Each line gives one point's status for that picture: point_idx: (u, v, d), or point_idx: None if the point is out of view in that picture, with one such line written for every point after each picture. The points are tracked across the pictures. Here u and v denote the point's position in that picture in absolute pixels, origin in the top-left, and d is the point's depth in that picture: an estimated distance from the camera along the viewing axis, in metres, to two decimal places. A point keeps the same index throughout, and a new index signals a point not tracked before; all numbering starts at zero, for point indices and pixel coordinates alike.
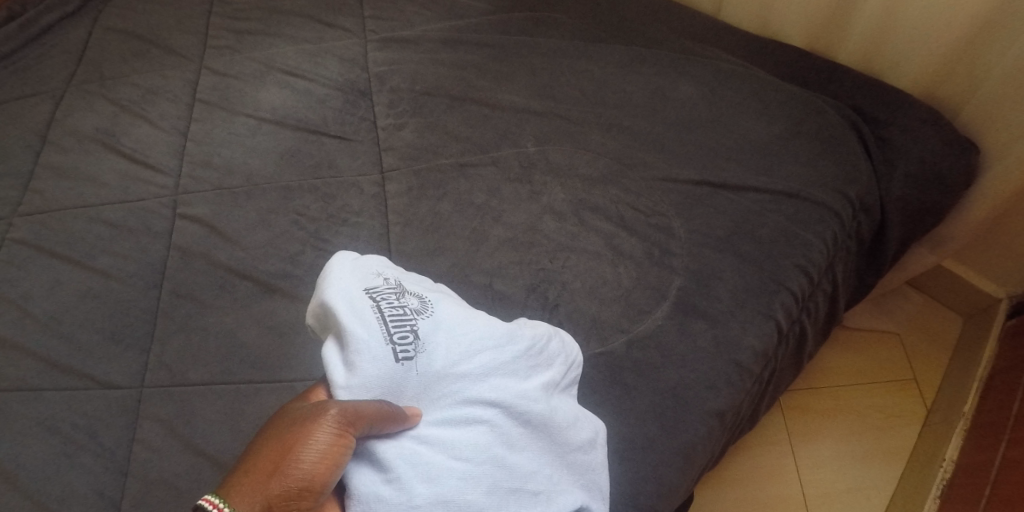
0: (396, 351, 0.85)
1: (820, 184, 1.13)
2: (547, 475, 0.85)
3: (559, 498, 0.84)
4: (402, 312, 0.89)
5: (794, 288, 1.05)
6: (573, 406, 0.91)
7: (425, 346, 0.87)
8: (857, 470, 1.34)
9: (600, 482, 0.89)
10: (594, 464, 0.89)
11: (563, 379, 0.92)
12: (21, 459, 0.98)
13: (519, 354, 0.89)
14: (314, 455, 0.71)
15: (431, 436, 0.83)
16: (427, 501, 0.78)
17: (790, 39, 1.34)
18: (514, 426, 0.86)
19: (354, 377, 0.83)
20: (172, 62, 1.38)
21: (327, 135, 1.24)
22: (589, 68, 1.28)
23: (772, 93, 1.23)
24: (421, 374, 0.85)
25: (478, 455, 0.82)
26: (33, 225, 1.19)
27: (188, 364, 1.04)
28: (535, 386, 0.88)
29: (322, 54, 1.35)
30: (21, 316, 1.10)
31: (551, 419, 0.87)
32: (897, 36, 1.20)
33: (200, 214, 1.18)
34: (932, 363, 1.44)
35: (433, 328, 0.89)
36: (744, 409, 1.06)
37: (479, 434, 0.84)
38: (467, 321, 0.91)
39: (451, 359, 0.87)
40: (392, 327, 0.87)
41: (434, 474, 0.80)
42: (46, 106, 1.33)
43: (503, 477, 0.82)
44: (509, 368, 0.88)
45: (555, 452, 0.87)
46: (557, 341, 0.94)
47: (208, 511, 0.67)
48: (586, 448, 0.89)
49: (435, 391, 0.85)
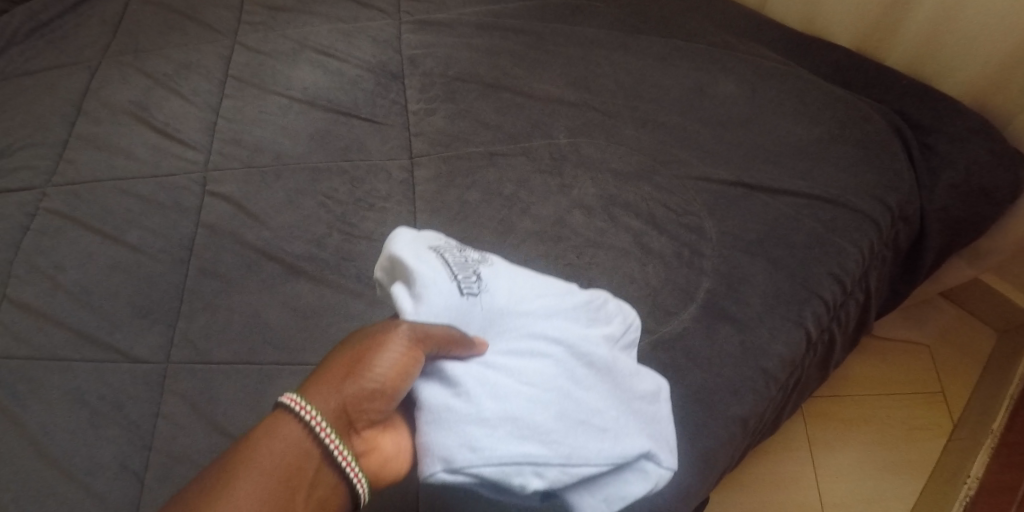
0: (462, 286, 0.82)
1: (860, 190, 1.10)
2: (616, 416, 0.82)
3: (628, 440, 0.81)
4: (464, 258, 0.85)
5: (825, 297, 1.04)
6: (633, 362, 0.89)
7: (490, 281, 0.84)
8: (879, 480, 1.32)
9: (667, 435, 0.86)
10: (658, 416, 0.87)
11: (622, 337, 0.90)
12: (48, 427, 1.00)
13: (580, 304, 0.88)
14: (388, 361, 0.71)
15: (498, 363, 0.80)
16: (495, 415, 0.76)
17: (836, 37, 1.30)
18: (581, 362, 0.84)
19: (424, 307, 0.78)
20: (207, 36, 1.38)
21: (357, 118, 1.24)
22: (626, 59, 1.26)
23: (815, 93, 1.19)
24: (487, 309, 0.82)
25: (546, 384, 0.81)
26: (66, 196, 1.20)
27: (213, 342, 1.05)
28: (598, 333, 0.87)
29: (356, 34, 1.34)
30: (52, 286, 1.12)
31: (615, 365, 0.85)
32: (951, 41, 1.16)
33: (230, 192, 1.18)
34: (962, 376, 1.41)
35: (497, 273, 0.86)
36: (767, 415, 1.05)
37: (546, 367, 0.82)
38: (526, 272, 0.89)
39: (516, 298, 0.85)
40: (457, 268, 0.83)
41: (501, 395, 0.78)
42: (81, 76, 1.34)
43: (571, 408, 0.80)
44: (572, 313, 0.87)
45: (620, 398, 0.84)
46: (614, 303, 0.92)
47: (292, 407, 0.67)
48: (649, 399, 0.87)
49: (500, 325, 0.83)
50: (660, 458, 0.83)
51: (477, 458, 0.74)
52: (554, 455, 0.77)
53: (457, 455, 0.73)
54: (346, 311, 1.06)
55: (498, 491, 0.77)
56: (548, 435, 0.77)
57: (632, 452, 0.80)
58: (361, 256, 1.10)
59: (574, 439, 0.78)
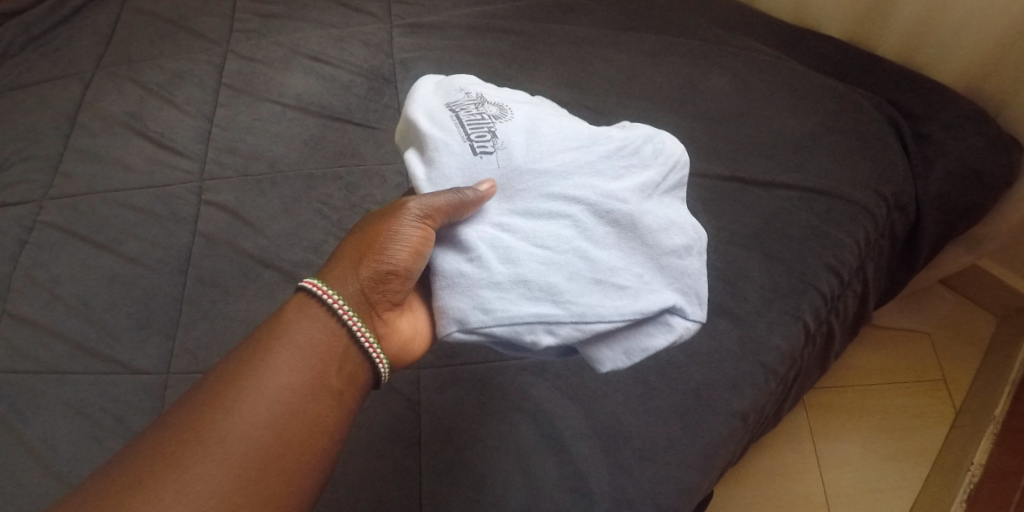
0: (475, 147, 0.87)
1: (855, 181, 1.10)
2: (636, 273, 0.84)
3: (647, 296, 0.83)
4: (481, 116, 0.89)
5: (823, 289, 1.04)
6: (667, 210, 0.89)
7: (502, 142, 0.88)
8: (882, 469, 1.32)
9: (696, 287, 0.87)
10: (689, 269, 0.87)
11: (659, 183, 0.90)
12: (52, 440, 1.01)
13: (604, 156, 0.89)
14: (399, 244, 0.83)
15: (513, 224, 0.85)
16: (507, 279, 0.82)
17: (828, 29, 1.30)
18: (598, 221, 0.86)
19: (435, 173, 0.86)
20: (199, 45, 1.38)
21: (351, 123, 1.24)
22: (617, 57, 1.26)
23: (808, 85, 1.19)
24: (503, 166, 0.87)
25: (557, 247, 0.84)
26: (62, 209, 1.20)
27: (213, 351, 1.05)
28: (623, 188, 0.87)
29: (347, 39, 1.34)
30: (51, 299, 1.12)
31: (640, 219, 0.86)
32: (942, 28, 1.15)
33: (226, 201, 1.18)
34: (963, 363, 1.41)
35: (515, 128, 0.89)
36: (768, 409, 1.05)
37: (563, 226, 0.85)
38: (549, 125, 0.91)
39: (534, 154, 0.88)
40: (471, 128, 0.88)
41: (513, 256, 0.83)
42: (74, 88, 1.34)
43: (586, 267, 0.84)
44: (587, 167, 0.88)
45: (646, 253, 0.86)
46: (652, 145, 0.92)
47: (312, 289, 0.82)
48: (680, 252, 0.86)
49: (518, 184, 0.87)
50: (685, 310, 0.85)
51: (486, 320, 0.81)
52: (564, 313, 0.82)
53: (469, 318, 0.81)
54: None
55: (518, 346, 0.84)
56: (557, 297, 0.82)
57: (649, 308, 0.82)
58: None
59: (587, 297, 0.82)
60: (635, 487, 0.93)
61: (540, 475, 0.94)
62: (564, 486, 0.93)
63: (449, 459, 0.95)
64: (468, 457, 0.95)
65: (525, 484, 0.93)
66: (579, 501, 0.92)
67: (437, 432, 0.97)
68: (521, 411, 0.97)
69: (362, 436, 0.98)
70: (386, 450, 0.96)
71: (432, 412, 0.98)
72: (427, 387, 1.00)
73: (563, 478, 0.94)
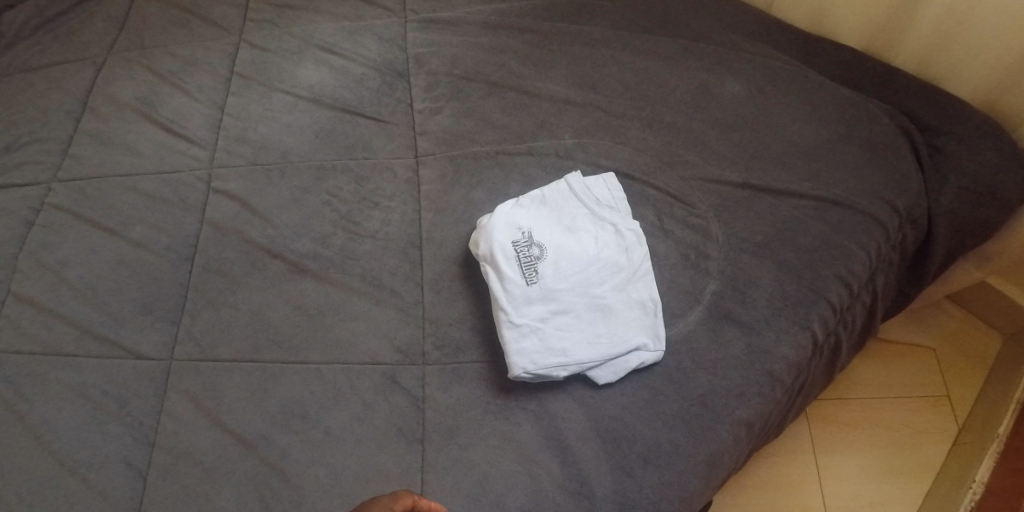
0: (526, 279, 1.00)
1: (867, 193, 1.10)
2: (617, 330, 0.98)
3: (621, 345, 0.97)
4: (529, 257, 1.01)
5: (832, 299, 1.03)
6: (638, 282, 1.02)
7: (543, 239, 1.02)
8: (883, 482, 1.32)
9: (656, 325, 0.99)
10: (650, 321, 0.99)
11: (639, 264, 1.03)
12: (53, 423, 1.00)
13: (615, 268, 1.02)
14: None
15: (544, 318, 0.98)
16: (539, 353, 0.96)
17: (845, 39, 1.29)
18: (595, 304, 1.00)
19: (498, 303, 0.99)
20: (213, 33, 1.37)
21: (362, 116, 1.23)
22: (633, 59, 1.25)
23: (823, 94, 1.19)
24: (544, 291, 0.99)
25: (576, 306, 0.99)
26: (70, 192, 1.20)
27: (218, 339, 1.05)
28: (618, 281, 1.01)
29: (361, 32, 1.33)
30: (56, 281, 1.12)
31: (623, 299, 1.00)
32: (960, 42, 1.14)
33: (235, 190, 1.17)
34: (968, 379, 1.41)
35: (556, 259, 1.01)
36: (773, 418, 1.05)
37: (576, 312, 0.99)
38: (576, 239, 1.03)
39: (566, 277, 1.00)
40: (524, 266, 1.01)
41: (546, 339, 0.97)
42: (87, 71, 1.33)
43: (588, 333, 0.98)
44: (601, 254, 1.02)
45: (625, 317, 0.99)
46: (634, 236, 1.05)
47: None
48: (643, 312, 1.00)
49: (552, 299, 0.99)
50: (648, 348, 0.98)
51: (528, 369, 0.95)
52: (569, 360, 0.96)
53: (514, 367, 0.96)
54: (352, 311, 1.06)
55: (548, 384, 0.99)
56: (577, 350, 0.97)
57: (620, 353, 0.97)
58: (366, 255, 1.10)
59: (593, 362, 0.97)
60: (638, 491, 0.92)
61: (542, 476, 0.93)
62: (566, 488, 0.93)
63: (451, 457, 0.95)
64: (471, 455, 0.95)
65: (527, 484, 0.93)
66: (580, 503, 0.92)
67: (441, 428, 0.97)
68: (525, 412, 0.97)
69: (364, 430, 0.97)
70: (388, 446, 0.96)
71: (435, 408, 0.98)
72: (431, 384, 0.99)
73: (565, 479, 0.93)
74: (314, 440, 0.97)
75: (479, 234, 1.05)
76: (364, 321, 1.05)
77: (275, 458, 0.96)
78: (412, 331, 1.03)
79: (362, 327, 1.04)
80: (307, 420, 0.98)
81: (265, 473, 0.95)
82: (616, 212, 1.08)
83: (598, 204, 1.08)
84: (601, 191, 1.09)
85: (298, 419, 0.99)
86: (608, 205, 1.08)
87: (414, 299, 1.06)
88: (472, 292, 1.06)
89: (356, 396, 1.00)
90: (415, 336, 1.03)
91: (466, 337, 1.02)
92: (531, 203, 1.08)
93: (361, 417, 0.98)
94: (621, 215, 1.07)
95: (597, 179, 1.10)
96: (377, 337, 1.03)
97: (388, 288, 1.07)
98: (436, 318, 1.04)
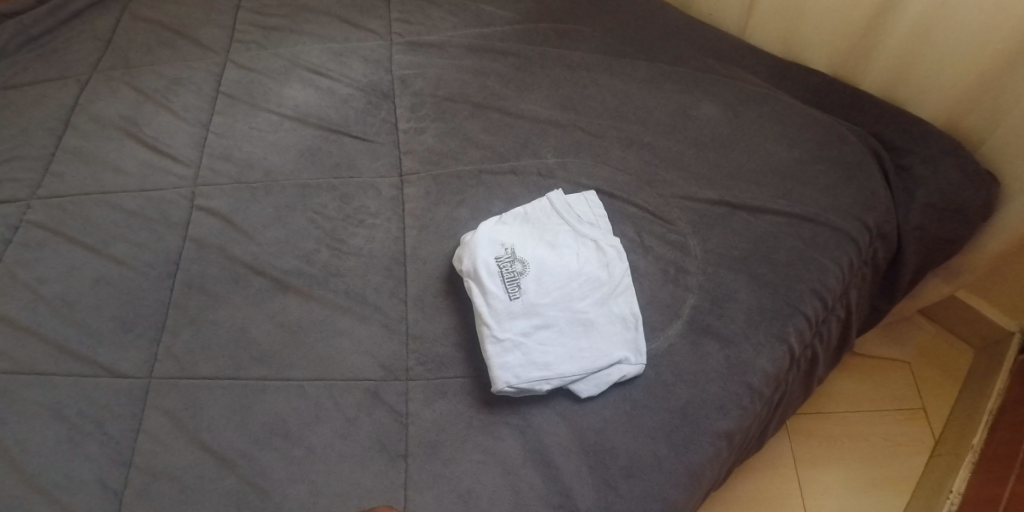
0: (509, 295, 1.01)
1: (840, 209, 1.13)
2: (599, 344, 0.99)
3: (604, 358, 0.98)
4: (512, 273, 1.03)
5: (808, 312, 1.06)
6: (620, 298, 1.03)
7: (525, 255, 1.04)
8: (863, 497, 1.33)
9: (637, 341, 1.01)
10: (631, 337, 1.01)
11: (620, 279, 1.05)
12: (26, 442, 0.99)
13: (596, 282, 1.04)
14: None
15: (526, 333, 0.99)
16: (521, 366, 0.97)
17: (815, 63, 1.34)
18: (576, 318, 1.01)
19: (482, 319, 1.00)
20: (199, 53, 1.39)
21: (347, 135, 1.25)
22: (612, 82, 1.29)
23: (795, 115, 1.23)
24: (526, 305, 1.00)
25: (558, 321, 1.01)
26: (50, 209, 1.19)
27: (199, 356, 1.04)
28: (598, 296, 1.03)
29: (347, 54, 1.36)
30: (34, 299, 1.10)
31: (604, 314, 1.02)
32: (921, 64, 1.20)
33: (219, 208, 1.18)
34: (941, 392, 1.43)
35: (538, 274, 1.03)
36: (753, 430, 1.06)
37: (557, 326, 1.00)
38: (558, 254, 1.05)
39: (547, 292, 1.02)
40: (507, 281, 1.02)
41: (529, 354, 0.98)
42: (71, 89, 1.34)
43: (570, 348, 0.99)
44: (581, 271, 1.04)
45: (607, 331, 1.00)
46: (615, 252, 1.07)
47: None
48: (624, 326, 1.01)
49: (535, 313, 1.00)
50: (628, 362, 0.99)
51: (511, 383, 0.96)
52: (551, 374, 0.97)
53: (497, 381, 0.96)
54: (335, 327, 1.06)
55: (532, 396, 0.99)
56: (560, 363, 0.98)
57: (603, 367, 0.98)
58: (349, 272, 1.11)
59: (575, 376, 0.98)
60: (620, 504, 0.93)
61: (525, 490, 0.94)
62: (549, 502, 0.93)
63: (434, 473, 0.95)
64: (454, 470, 0.95)
65: (510, 498, 0.93)
66: None
67: (424, 444, 0.97)
68: (508, 425, 0.98)
69: (347, 447, 0.97)
70: (369, 463, 0.96)
71: (419, 424, 0.98)
72: (414, 399, 1.00)
73: (547, 492, 0.94)
74: (295, 457, 0.97)
75: (462, 250, 1.06)
76: (347, 337, 1.05)
77: (255, 476, 0.95)
78: (395, 347, 1.04)
79: (345, 343, 1.05)
80: (289, 437, 0.98)
81: (245, 491, 0.94)
82: (596, 228, 1.10)
83: (579, 221, 1.10)
84: (582, 208, 1.12)
85: (278, 436, 0.98)
86: (590, 222, 1.11)
87: (398, 315, 1.06)
88: (456, 307, 1.07)
89: (338, 412, 0.99)
90: (398, 353, 1.03)
91: (450, 352, 1.03)
92: (514, 221, 1.09)
93: (343, 434, 0.98)
94: (601, 231, 1.10)
95: (579, 197, 1.13)
96: (360, 353, 1.04)
97: (372, 305, 1.08)
98: (420, 334, 1.05)
